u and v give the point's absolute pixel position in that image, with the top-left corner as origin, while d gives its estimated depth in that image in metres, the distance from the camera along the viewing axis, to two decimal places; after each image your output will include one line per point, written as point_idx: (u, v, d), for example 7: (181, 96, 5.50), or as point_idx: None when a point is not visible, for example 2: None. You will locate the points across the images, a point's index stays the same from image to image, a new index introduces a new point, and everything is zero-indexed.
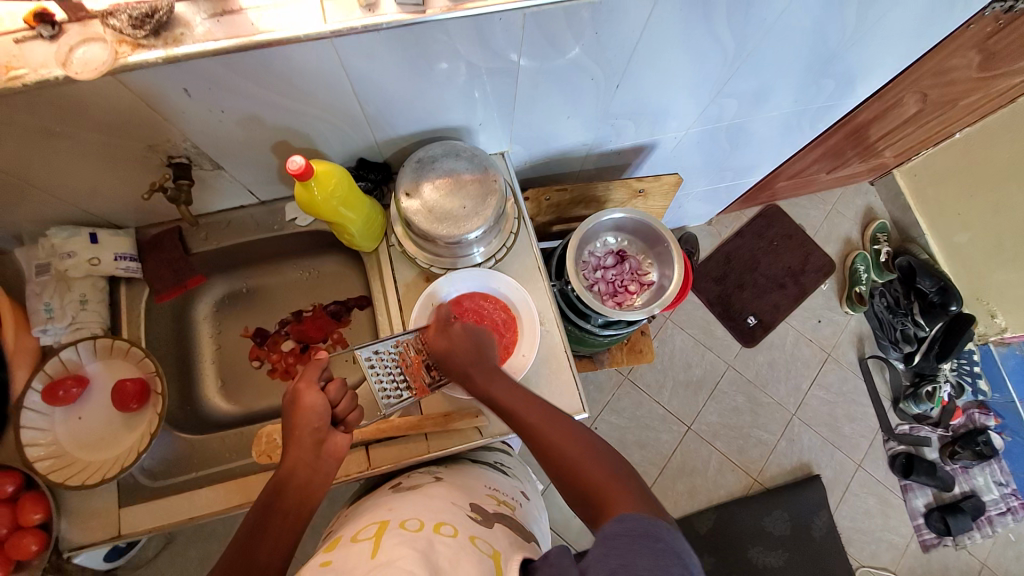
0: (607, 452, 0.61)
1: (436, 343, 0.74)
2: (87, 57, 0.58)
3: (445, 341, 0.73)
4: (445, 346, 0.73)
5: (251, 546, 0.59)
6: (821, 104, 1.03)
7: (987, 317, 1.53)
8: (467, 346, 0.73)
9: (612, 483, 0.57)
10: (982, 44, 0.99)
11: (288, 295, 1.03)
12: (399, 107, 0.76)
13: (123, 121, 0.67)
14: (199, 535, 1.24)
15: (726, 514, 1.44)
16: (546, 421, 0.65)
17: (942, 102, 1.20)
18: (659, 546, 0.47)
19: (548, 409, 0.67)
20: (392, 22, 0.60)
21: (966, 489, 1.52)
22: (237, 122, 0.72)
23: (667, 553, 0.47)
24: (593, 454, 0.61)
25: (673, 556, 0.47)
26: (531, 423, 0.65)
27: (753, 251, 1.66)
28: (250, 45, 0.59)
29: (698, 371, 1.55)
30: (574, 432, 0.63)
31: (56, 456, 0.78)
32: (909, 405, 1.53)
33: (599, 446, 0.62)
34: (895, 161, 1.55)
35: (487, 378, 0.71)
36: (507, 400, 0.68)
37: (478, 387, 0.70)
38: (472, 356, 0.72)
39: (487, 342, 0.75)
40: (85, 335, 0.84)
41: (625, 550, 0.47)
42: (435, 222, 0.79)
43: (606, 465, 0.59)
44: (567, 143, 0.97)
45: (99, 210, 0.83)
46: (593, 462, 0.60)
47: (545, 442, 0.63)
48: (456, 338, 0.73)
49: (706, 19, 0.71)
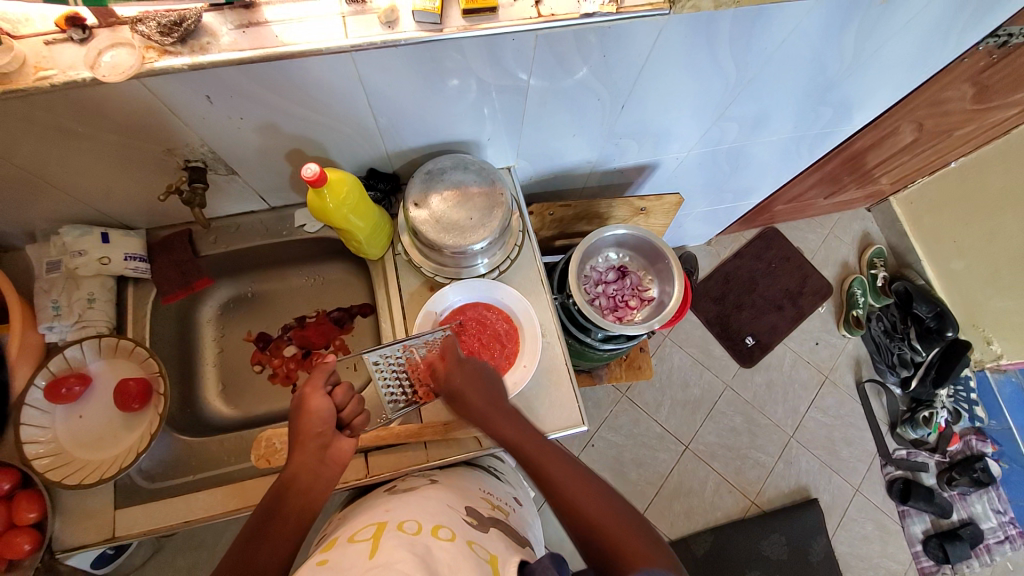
0: (612, 497, 0.65)
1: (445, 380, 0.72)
2: (115, 61, 0.60)
3: (461, 380, 0.72)
4: (455, 386, 0.72)
5: (252, 548, 0.59)
6: (820, 130, 1.06)
7: (982, 343, 1.55)
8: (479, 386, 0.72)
9: (624, 529, 0.61)
10: (975, 77, 1.02)
11: (292, 301, 1.04)
12: (411, 120, 0.79)
13: (143, 123, 0.69)
14: (191, 543, 1.22)
15: (723, 536, 1.43)
16: (558, 464, 0.66)
17: (937, 132, 1.23)
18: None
19: (557, 451, 0.68)
20: (410, 38, 0.62)
21: (964, 516, 1.51)
22: (254, 130, 0.75)
23: None
24: (602, 500, 0.64)
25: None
26: (544, 466, 0.66)
27: (751, 272, 1.67)
28: (273, 55, 0.61)
29: (696, 390, 1.56)
30: (582, 476, 0.66)
31: (55, 453, 0.78)
32: (906, 429, 1.53)
33: (604, 490, 0.65)
34: (891, 187, 1.58)
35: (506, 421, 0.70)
36: (521, 438, 0.69)
37: (491, 424, 0.70)
38: (486, 400, 0.71)
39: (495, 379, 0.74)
40: (90, 333, 0.84)
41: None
42: (442, 232, 0.80)
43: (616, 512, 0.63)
44: (572, 160, 1.00)
45: (112, 210, 0.85)
46: (604, 508, 0.63)
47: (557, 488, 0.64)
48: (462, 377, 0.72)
49: (709, 45, 0.74)
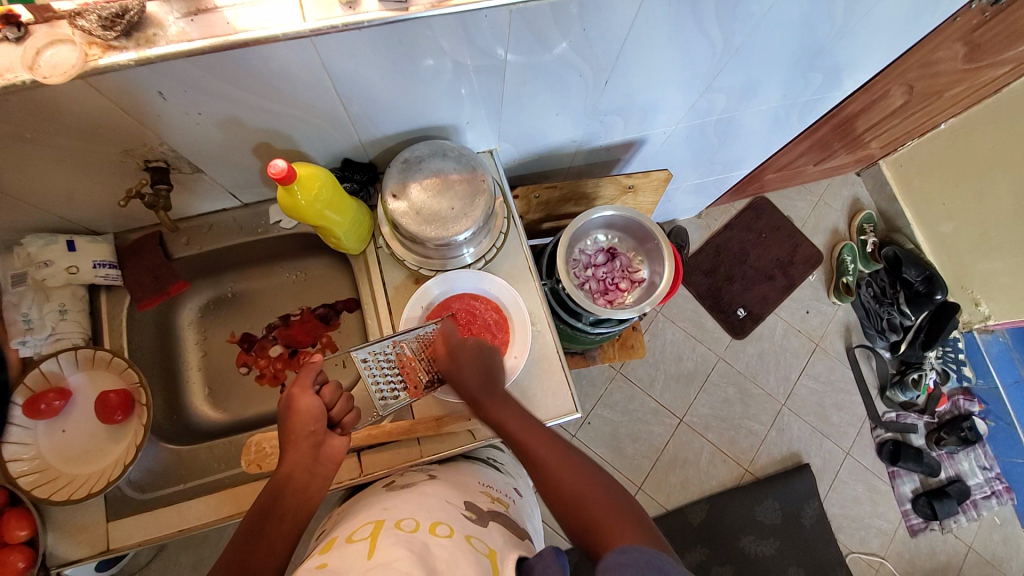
0: (612, 486, 0.63)
1: (446, 364, 0.74)
2: (55, 60, 0.55)
3: (452, 363, 0.74)
4: (455, 366, 0.74)
5: (248, 549, 0.58)
6: (809, 98, 1.03)
7: (971, 305, 1.56)
8: (475, 366, 0.74)
9: (617, 518, 0.58)
10: (968, 36, 0.99)
11: (275, 299, 1.01)
12: (384, 106, 0.75)
13: (97, 125, 0.65)
14: (190, 542, 1.22)
15: (719, 504, 1.45)
16: (552, 453, 0.65)
17: (927, 94, 1.20)
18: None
19: (555, 440, 0.67)
20: (375, 20, 0.58)
21: (952, 474, 1.55)
22: (215, 124, 0.70)
23: None
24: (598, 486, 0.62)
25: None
26: (539, 457, 0.65)
27: (742, 243, 1.66)
28: (228, 44, 0.57)
29: (689, 364, 1.56)
30: (578, 463, 0.65)
31: (40, 470, 0.77)
32: (896, 393, 1.56)
33: (601, 479, 0.63)
34: (881, 151, 1.56)
35: (495, 402, 0.71)
36: (518, 430, 0.68)
37: (489, 415, 0.71)
38: (481, 380, 0.73)
39: (494, 361, 0.76)
40: (65, 346, 0.81)
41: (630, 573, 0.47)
42: (423, 223, 0.78)
43: (614, 501, 0.60)
44: (556, 140, 0.96)
45: (76, 216, 0.81)
46: (597, 496, 0.61)
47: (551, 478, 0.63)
48: (463, 358, 0.74)
49: (694, 14, 0.70)
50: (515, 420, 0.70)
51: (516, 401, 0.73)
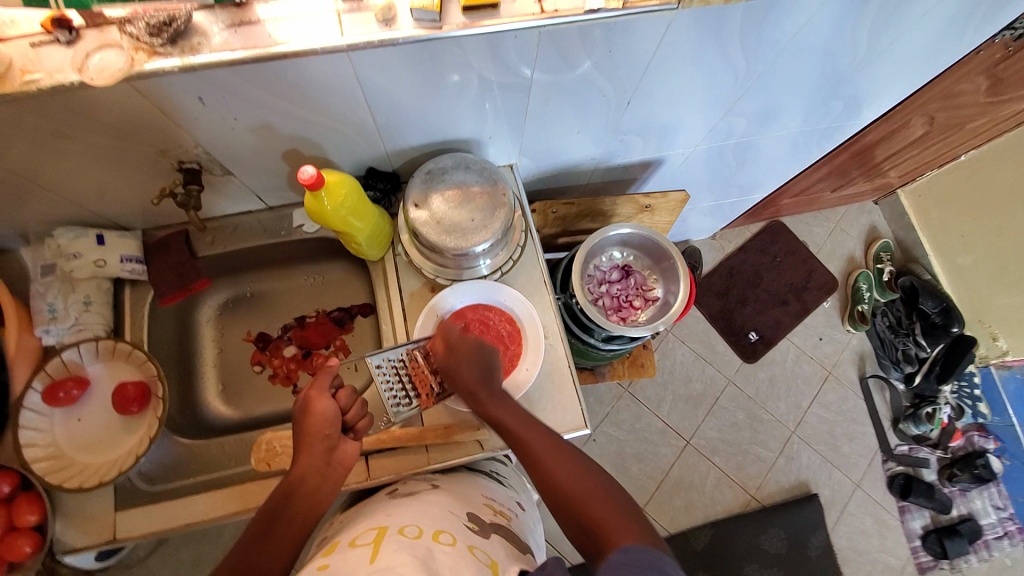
0: (612, 487, 0.63)
1: (443, 359, 0.75)
2: (103, 63, 0.58)
3: (452, 360, 0.74)
4: (454, 362, 0.74)
5: (257, 549, 0.58)
6: (830, 125, 1.04)
7: (988, 339, 1.53)
8: (474, 363, 0.73)
9: (616, 517, 0.58)
10: (991, 69, 1.00)
11: (292, 301, 1.03)
12: (410, 119, 0.77)
13: (136, 126, 0.68)
14: (192, 539, 1.22)
15: (723, 531, 1.43)
16: (552, 453, 0.65)
17: (948, 125, 1.20)
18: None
19: (554, 442, 0.67)
20: (409, 37, 0.60)
21: (964, 512, 1.51)
22: (248, 130, 0.73)
23: None
24: (598, 485, 0.62)
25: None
26: (538, 457, 0.65)
27: (755, 267, 1.66)
28: (267, 55, 0.59)
29: (698, 385, 1.55)
30: (578, 462, 0.64)
31: (54, 457, 0.78)
32: (908, 426, 1.52)
33: (600, 478, 0.63)
34: (899, 181, 1.55)
35: (492, 397, 0.71)
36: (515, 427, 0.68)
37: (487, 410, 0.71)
38: (480, 377, 0.72)
39: (494, 359, 0.75)
40: (87, 337, 0.83)
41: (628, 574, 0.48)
42: (442, 233, 0.79)
43: (613, 501, 0.60)
44: (576, 157, 0.98)
45: (107, 212, 0.83)
46: (596, 494, 0.61)
47: (552, 479, 0.63)
48: (462, 354, 0.74)
49: (718, 39, 0.71)
50: (510, 416, 0.70)
51: (513, 400, 0.73)
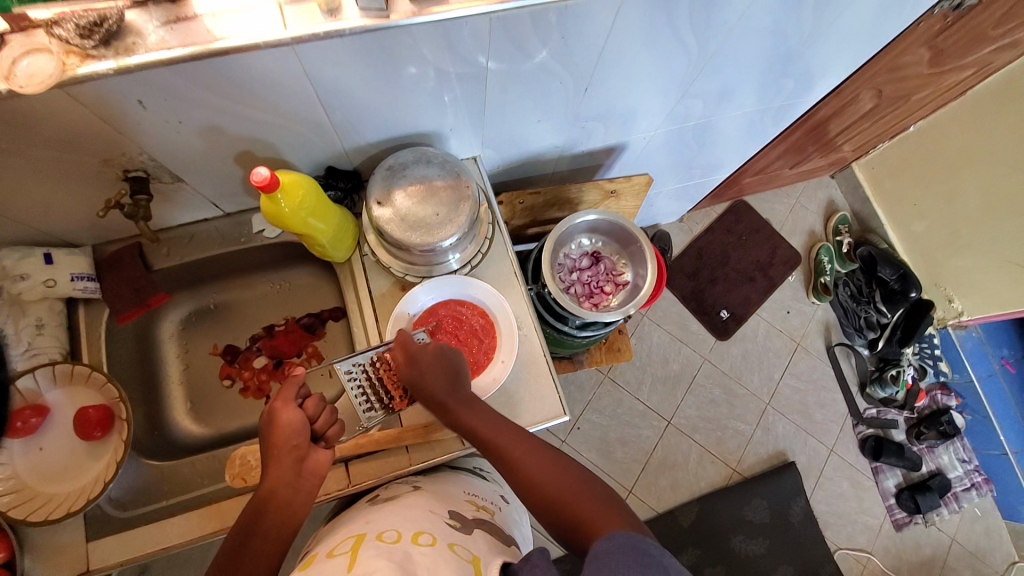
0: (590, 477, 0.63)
1: (405, 370, 0.72)
2: (32, 69, 0.54)
3: (416, 370, 0.72)
4: (417, 372, 0.72)
5: (229, 568, 0.56)
6: (784, 102, 1.06)
7: (945, 301, 1.60)
8: (440, 373, 0.72)
9: (597, 509, 0.59)
10: (931, 41, 1.03)
11: (258, 309, 1.00)
12: (366, 114, 0.75)
13: (75, 136, 0.64)
14: (172, 563, 1.18)
15: (708, 506, 1.46)
16: (530, 453, 0.65)
17: (896, 98, 1.24)
18: (648, 561, 0.48)
19: (532, 442, 0.67)
20: (355, 27, 0.59)
21: (932, 468, 1.59)
22: (196, 133, 0.70)
23: (655, 566, 0.48)
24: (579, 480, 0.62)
25: (659, 568, 0.48)
26: (520, 461, 0.64)
27: (723, 246, 1.69)
28: (207, 52, 0.56)
29: (675, 366, 1.58)
30: (558, 460, 0.64)
31: (16, 491, 0.74)
32: (875, 389, 1.59)
33: (580, 472, 0.63)
34: (853, 154, 1.61)
35: (464, 405, 0.70)
36: (488, 432, 0.67)
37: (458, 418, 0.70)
38: (448, 385, 0.71)
39: (460, 366, 0.74)
40: (41, 361, 0.79)
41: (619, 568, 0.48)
42: (407, 230, 0.78)
43: (594, 493, 0.60)
44: (539, 146, 0.97)
45: (51, 228, 0.79)
46: (577, 488, 0.61)
47: (534, 480, 0.63)
48: (423, 358, 0.72)
49: (670, 20, 0.72)
50: (485, 422, 0.69)
51: (484, 403, 0.72)
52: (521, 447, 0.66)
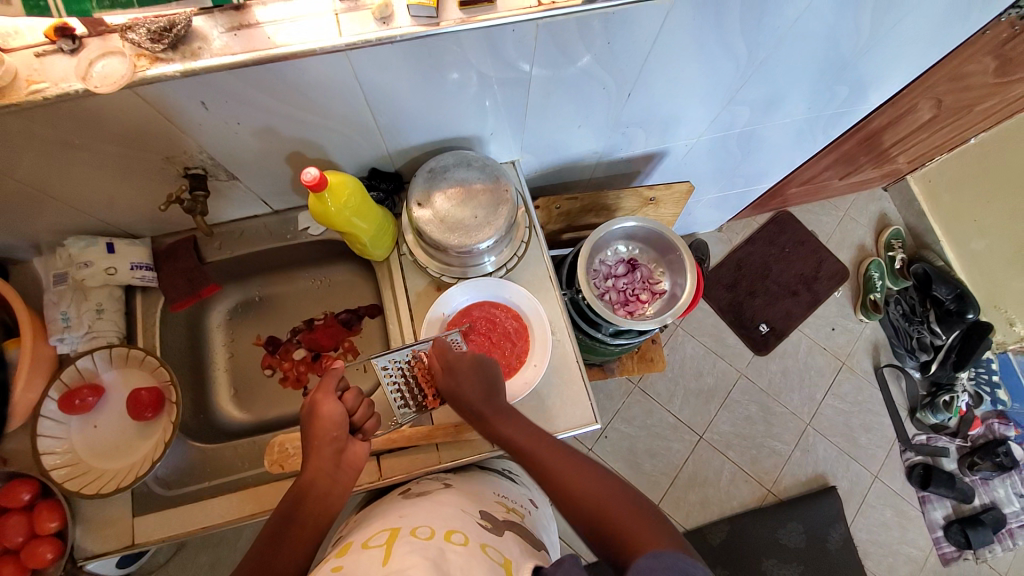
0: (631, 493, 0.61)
1: (444, 378, 0.73)
2: (107, 71, 0.59)
3: (452, 378, 0.73)
4: (454, 380, 0.72)
5: (270, 552, 0.58)
6: (835, 111, 1.02)
7: (1005, 324, 1.50)
8: (473, 380, 0.72)
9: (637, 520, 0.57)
10: (998, 49, 0.97)
11: (300, 304, 1.04)
12: (411, 118, 0.77)
13: (140, 133, 0.68)
14: (210, 544, 1.24)
15: (739, 526, 1.42)
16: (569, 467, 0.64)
17: (957, 108, 1.18)
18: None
19: (570, 454, 0.66)
20: (406, 34, 0.60)
21: (986, 501, 1.49)
22: (251, 134, 0.73)
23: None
24: (614, 492, 0.61)
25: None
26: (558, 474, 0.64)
27: (764, 258, 1.64)
28: (266, 58, 0.59)
29: (709, 379, 1.54)
30: (595, 470, 0.64)
31: (71, 463, 0.79)
32: (926, 415, 1.50)
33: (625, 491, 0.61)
34: (908, 166, 1.53)
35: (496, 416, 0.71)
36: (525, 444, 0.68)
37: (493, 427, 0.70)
38: (482, 393, 0.72)
39: (494, 372, 0.74)
40: (101, 344, 0.85)
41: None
42: (446, 231, 0.79)
43: (635, 505, 0.59)
44: (578, 152, 0.97)
45: (117, 220, 0.85)
46: (621, 503, 0.59)
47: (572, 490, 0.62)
48: (462, 370, 0.73)
49: (718, 29, 0.71)
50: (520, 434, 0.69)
51: (523, 417, 0.72)
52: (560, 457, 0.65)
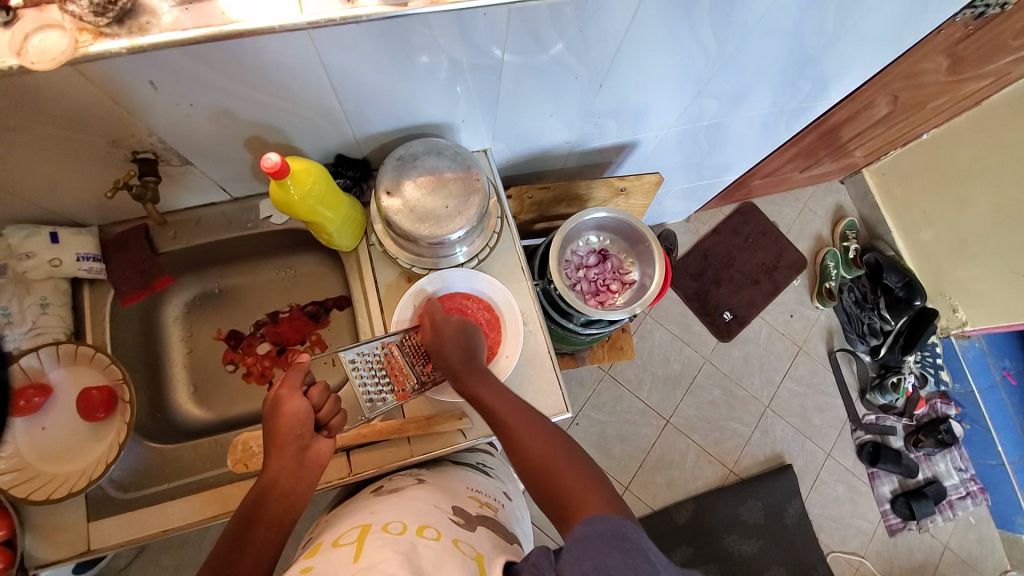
0: (582, 458, 0.62)
1: (429, 339, 0.73)
2: (44, 45, 0.54)
3: (435, 339, 0.72)
4: (438, 343, 0.72)
5: (232, 557, 0.56)
6: (798, 106, 1.05)
7: (948, 310, 1.59)
8: (456, 342, 0.72)
9: (585, 487, 0.58)
10: (951, 49, 1.02)
11: (263, 295, 1.00)
12: (378, 104, 0.74)
13: (84, 115, 0.64)
14: (171, 543, 1.19)
15: (704, 504, 1.47)
16: (523, 425, 0.65)
17: (910, 105, 1.24)
18: (628, 546, 0.49)
19: (527, 412, 0.67)
20: (373, 14, 0.58)
21: (929, 475, 1.59)
22: (206, 116, 0.69)
23: (636, 552, 0.48)
24: (564, 455, 0.62)
25: (639, 552, 0.48)
26: (514, 435, 0.64)
27: (729, 248, 1.68)
28: (220, 35, 0.56)
29: (676, 366, 1.58)
30: (548, 432, 0.64)
31: (18, 468, 0.75)
32: (875, 395, 1.59)
33: (578, 455, 0.62)
34: (863, 160, 1.59)
35: (470, 372, 0.70)
36: (486, 398, 0.68)
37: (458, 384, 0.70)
38: (462, 357, 0.71)
39: (476, 337, 0.74)
40: (46, 340, 0.79)
41: (595, 551, 0.48)
42: (417, 221, 0.77)
43: (582, 472, 0.60)
44: (549, 141, 0.97)
45: (61, 209, 0.79)
46: (571, 469, 0.60)
47: (521, 447, 0.63)
48: (447, 333, 0.72)
49: (690, 21, 0.71)
50: (484, 389, 0.69)
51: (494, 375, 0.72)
52: (514, 414, 0.66)
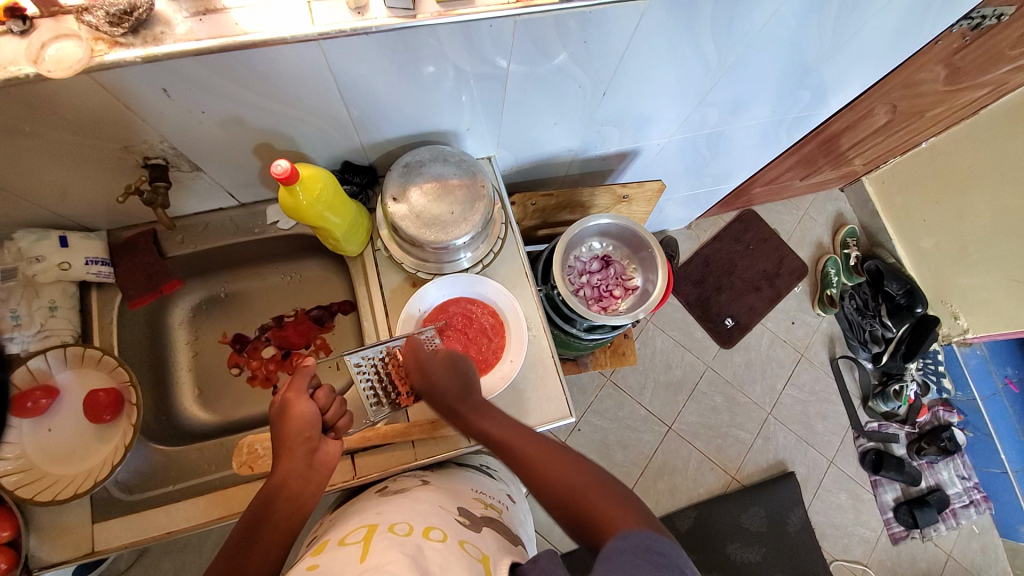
0: (605, 477, 0.60)
1: (419, 379, 0.73)
2: (60, 54, 0.55)
3: (425, 378, 0.72)
4: (429, 380, 0.72)
5: (241, 556, 0.56)
6: (797, 115, 1.06)
7: (950, 318, 1.59)
8: (448, 375, 0.72)
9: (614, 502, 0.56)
10: (949, 59, 1.04)
11: (269, 299, 1.01)
12: (384, 111, 0.76)
13: (98, 121, 0.65)
14: (173, 548, 1.19)
15: (706, 512, 1.47)
16: (540, 451, 0.63)
17: (910, 113, 1.25)
18: (661, 561, 0.48)
19: (542, 440, 0.65)
20: (382, 25, 0.59)
21: (932, 483, 1.59)
22: (217, 123, 0.70)
23: (669, 567, 0.48)
24: (586, 475, 0.60)
25: (673, 569, 0.48)
26: (533, 460, 0.62)
27: (730, 255, 1.69)
28: (234, 45, 0.57)
29: (678, 372, 1.58)
30: (568, 455, 0.63)
31: (25, 470, 0.75)
32: (877, 403, 1.59)
33: (601, 475, 0.60)
34: (864, 168, 1.60)
35: (473, 410, 0.70)
36: (500, 434, 0.67)
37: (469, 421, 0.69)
38: (457, 391, 0.71)
39: (470, 372, 0.74)
40: (54, 343, 0.80)
41: (628, 564, 0.48)
42: (422, 227, 0.78)
43: (608, 489, 0.58)
44: (552, 149, 0.98)
45: (71, 213, 0.80)
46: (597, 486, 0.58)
47: (542, 472, 0.61)
48: (436, 370, 0.72)
49: (689, 31, 0.72)
50: (497, 423, 0.68)
51: (497, 410, 0.71)
52: (530, 440, 0.65)
